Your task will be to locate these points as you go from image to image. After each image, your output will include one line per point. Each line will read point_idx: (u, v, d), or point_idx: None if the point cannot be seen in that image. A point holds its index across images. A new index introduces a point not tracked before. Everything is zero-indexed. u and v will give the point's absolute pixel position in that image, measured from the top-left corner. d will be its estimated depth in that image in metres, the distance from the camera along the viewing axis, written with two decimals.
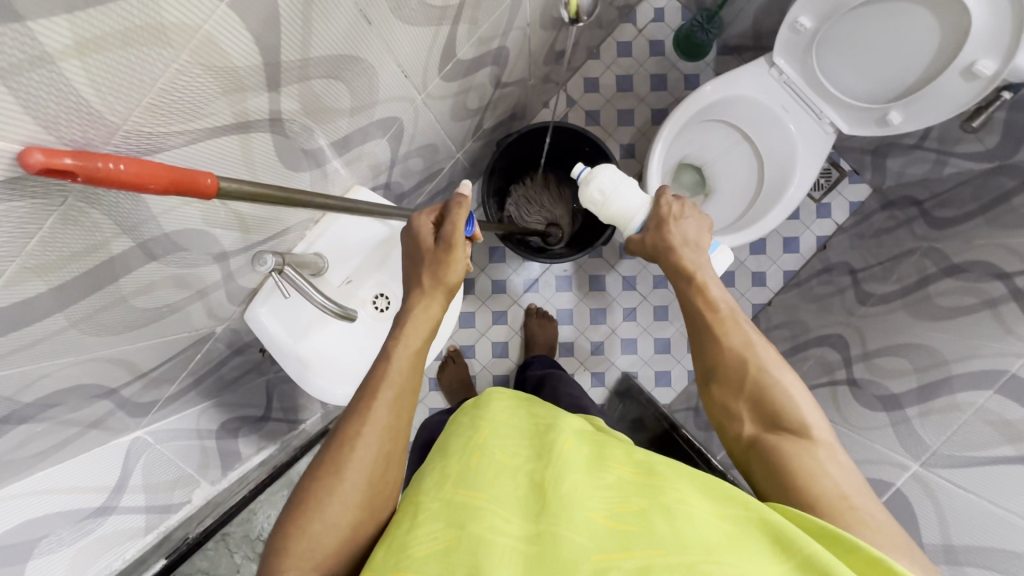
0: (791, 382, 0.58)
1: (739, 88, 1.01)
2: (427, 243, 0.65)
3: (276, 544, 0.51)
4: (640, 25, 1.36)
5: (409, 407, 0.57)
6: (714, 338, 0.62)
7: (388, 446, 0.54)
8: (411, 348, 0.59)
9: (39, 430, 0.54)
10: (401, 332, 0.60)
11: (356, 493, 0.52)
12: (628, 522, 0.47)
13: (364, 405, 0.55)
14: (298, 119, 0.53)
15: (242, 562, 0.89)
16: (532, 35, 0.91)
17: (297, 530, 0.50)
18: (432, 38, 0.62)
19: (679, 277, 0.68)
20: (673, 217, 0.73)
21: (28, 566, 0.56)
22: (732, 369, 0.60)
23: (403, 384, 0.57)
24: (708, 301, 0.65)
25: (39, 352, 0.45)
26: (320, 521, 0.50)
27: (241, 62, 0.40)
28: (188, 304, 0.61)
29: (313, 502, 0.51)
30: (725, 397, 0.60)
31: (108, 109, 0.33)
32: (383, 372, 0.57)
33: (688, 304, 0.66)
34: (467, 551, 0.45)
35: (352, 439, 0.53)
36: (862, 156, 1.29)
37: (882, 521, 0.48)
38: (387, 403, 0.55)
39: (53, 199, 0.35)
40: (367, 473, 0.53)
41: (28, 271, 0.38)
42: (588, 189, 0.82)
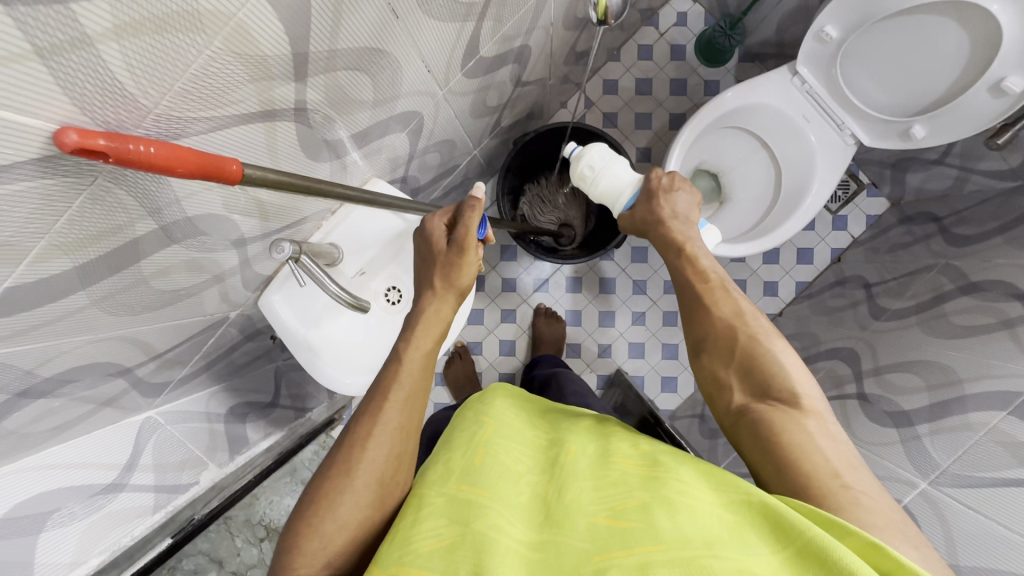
0: (780, 349, 0.58)
1: (761, 96, 1.00)
2: (441, 240, 0.66)
3: (288, 542, 0.51)
4: (661, 29, 1.35)
5: (419, 406, 0.57)
6: (705, 307, 0.63)
7: (398, 447, 0.55)
8: (422, 349, 0.60)
9: (56, 406, 0.55)
10: (412, 332, 0.61)
11: (367, 493, 0.53)
12: (628, 519, 0.47)
13: (376, 406, 0.55)
14: (322, 110, 0.53)
15: (243, 545, 0.90)
16: (555, 35, 0.91)
17: (308, 529, 0.51)
18: (457, 34, 0.62)
19: (670, 249, 0.68)
20: (663, 190, 0.73)
21: (39, 539, 0.57)
22: (722, 339, 0.60)
23: (414, 386, 0.57)
24: (699, 272, 0.65)
25: (60, 329, 0.46)
26: (332, 522, 0.51)
27: (270, 51, 0.40)
28: (204, 288, 0.62)
29: (325, 503, 0.52)
30: (714, 367, 0.60)
31: (142, 92, 0.33)
32: (394, 374, 0.57)
33: (679, 275, 0.66)
34: (471, 547, 0.46)
35: (363, 439, 0.54)
36: (882, 169, 1.27)
37: (875, 499, 0.49)
38: (398, 403, 0.56)
39: (84, 177, 0.35)
40: (378, 473, 0.53)
41: (56, 249, 0.38)
42: (578, 166, 0.84)
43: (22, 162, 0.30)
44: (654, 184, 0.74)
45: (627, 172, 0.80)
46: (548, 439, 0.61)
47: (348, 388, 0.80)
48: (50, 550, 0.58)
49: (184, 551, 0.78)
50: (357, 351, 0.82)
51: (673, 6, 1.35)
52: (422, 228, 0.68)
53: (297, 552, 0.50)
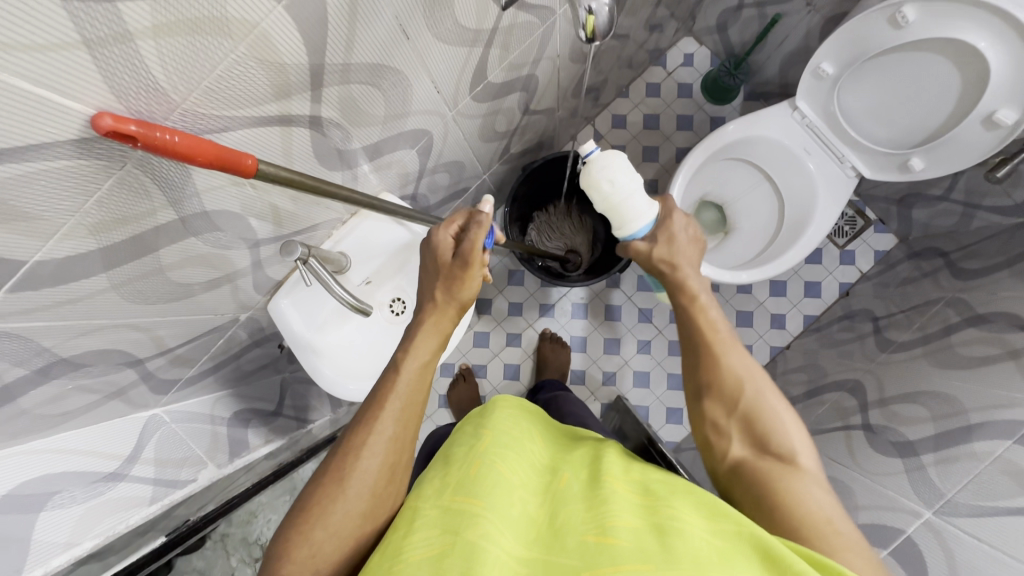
0: (779, 401, 0.58)
1: (763, 129, 1.03)
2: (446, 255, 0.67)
3: (279, 547, 0.52)
4: (668, 69, 1.42)
5: (412, 417, 0.58)
6: (708, 354, 0.60)
7: (392, 457, 0.56)
8: (420, 361, 0.61)
9: (68, 390, 0.58)
10: (411, 345, 0.62)
11: (359, 503, 0.53)
12: (618, 535, 0.45)
13: (372, 415, 0.57)
14: (337, 122, 0.58)
15: (237, 565, 0.88)
16: (561, 68, 0.96)
17: (297, 534, 0.52)
18: (465, 58, 0.67)
19: (675, 286, 0.65)
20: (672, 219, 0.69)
21: (40, 516, 0.58)
22: (727, 386, 0.58)
23: (410, 397, 0.59)
24: (706, 319, 0.62)
25: (79, 309, 0.50)
26: (323, 530, 0.52)
27: (289, 61, 0.45)
28: (216, 287, 0.66)
29: (317, 510, 0.53)
30: (715, 413, 0.59)
31: (172, 87, 0.38)
32: (392, 383, 0.59)
33: (684, 316, 0.64)
34: (459, 554, 0.43)
35: (358, 449, 0.55)
36: (889, 206, 1.28)
37: (865, 549, 0.49)
38: (393, 413, 0.57)
39: (114, 162, 0.39)
40: (370, 484, 0.54)
41: (84, 229, 0.42)
42: (591, 167, 0.68)
43: (61, 141, 0.35)
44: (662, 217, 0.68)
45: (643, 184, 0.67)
46: (546, 462, 0.60)
47: (350, 394, 0.82)
48: (48, 529, 0.58)
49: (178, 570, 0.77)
50: (359, 358, 0.84)
51: (679, 48, 1.41)
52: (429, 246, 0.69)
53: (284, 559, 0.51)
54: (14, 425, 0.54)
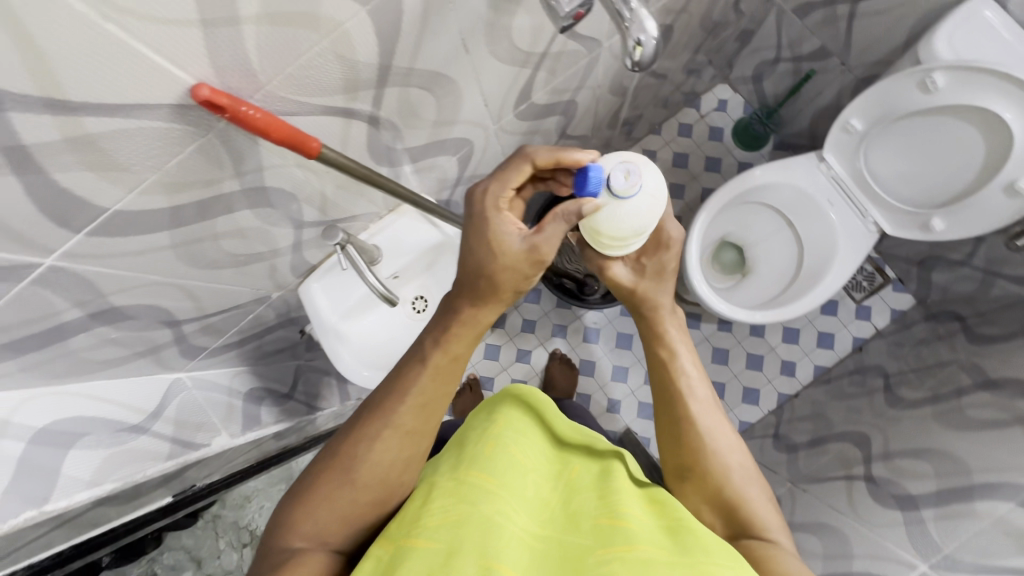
0: (750, 475, 0.57)
1: (789, 177, 1.06)
2: (511, 240, 0.55)
3: (283, 518, 0.53)
4: (702, 112, 1.47)
5: (433, 409, 0.57)
6: (689, 432, 0.58)
7: (408, 449, 0.55)
8: (448, 356, 0.56)
9: (111, 338, 0.62)
10: (445, 339, 0.57)
11: (366, 491, 0.54)
12: (628, 519, 0.46)
13: (392, 403, 0.56)
14: (391, 121, 0.62)
15: (225, 548, 0.84)
16: (601, 98, 1.01)
17: (307, 508, 0.53)
18: (514, 77, 0.72)
19: (651, 345, 0.62)
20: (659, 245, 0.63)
21: (71, 452, 0.61)
22: (703, 466, 0.57)
23: (433, 393, 0.56)
24: (685, 385, 0.60)
25: (139, 262, 0.54)
26: (329, 508, 0.53)
27: (362, 59, 0.50)
28: (259, 261, 0.70)
29: (324, 489, 0.53)
30: (694, 499, 0.57)
31: (261, 69, 0.42)
32: (416, 375, 0.56)
33: (660, 387, 0.61)
34: (476, 525, 0.44)
35: (373, 437, 0.54)
36: (909, 266, 1.30)
37: None
38: (414, 406, 0.56)
39: (200, 130, 0.44)
40: (382, 472, 0.54)
41: (159, 187, 0.47)
42: (614, 212, 0.57)
43: (163, 103, 0.39)
44: (653, 236, 0.63)
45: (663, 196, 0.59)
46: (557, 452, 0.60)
47: (366, 380, 0.86)
48: (78, 465, 0.61)
49: (168, 544, 0.77)
50: (379, 348, 0.88)
51: (715, 93, 1.47)
52: (475, 212, 0.56)
53: (292, 530, 0.52)
54: (59, 362, 0.59)
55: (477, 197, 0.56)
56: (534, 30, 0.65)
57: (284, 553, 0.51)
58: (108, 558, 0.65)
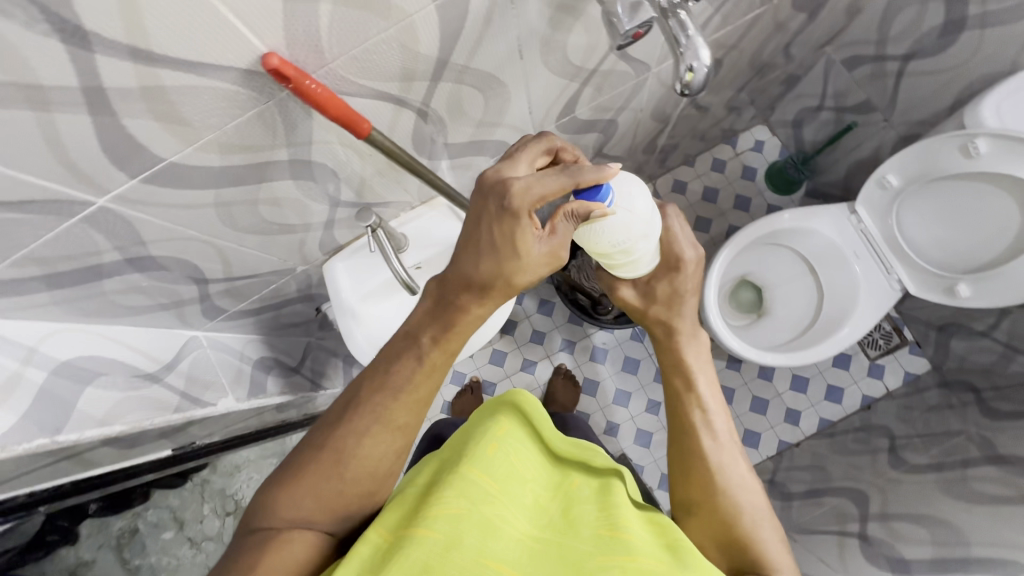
0: (764, 517, 0.54)
1: (817, 224, 1.06)
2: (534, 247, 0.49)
3: (264, 502, 0.49)
4: (737, 149, 1.47)
5: (424, 407, 0.51)
6: (699, 466, 0.56)
7: (398, 444, 0.50)
8: (447, 353, 0.51)
9: (142, 286, 0.64)
10: (445, 334, 0.50)
11: (353, 484, 0.49)
12: (630, 532, 0.45)
13: (383, 397, 0.50)
14: (439, 115, 0.64)
15: (208, 514, 0.83)
16: (641, 122, 1.03)
17: (290, 493, 0.49)
18: (561, 89, 0.73)
19: (670, 374, 0.60)
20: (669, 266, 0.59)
21: (87, 389, 0.62)
22: (713, 504, 0.54)
23: (427, 388, 0.51)
24: (699, 418, 0.57)
25: (182, 216, 0.56)
26: (314, 497, 0.49)
27: (423, 51, 0.52)
28: (291, 232, 0.72)
29: (309, 477, 0.49)
30: (699, 534, 0.54)
31: (328, 47, 0.44)
32: (410, 368, 0.50)
33: (675, 416, 0.58)
34: (477, 524, 0.43)
35: (362, 432, 0.49)
36: (928, 330, 1.28)
37: None
38: (406, 402, 0.50)
39: (263, 96, 0.46)
40: (371, 467, 0.50)
41: (214, 146, 0.49)
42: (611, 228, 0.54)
43: (234, 66, 0.42)
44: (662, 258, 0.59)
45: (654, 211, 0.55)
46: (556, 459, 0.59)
47: None
48: (92, 403, 0.62)
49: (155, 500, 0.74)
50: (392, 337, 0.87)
51: (753, 133, 1.47)
52: (507, 206, 0.47)
53: (272, 511, 0.48)
54: (91, 301, 0.61)
55: (515, 190, 0.47)
56: (589, 47, 0.66)
57: (265, 534, 0.47)
58: (95, 505, 0.64)
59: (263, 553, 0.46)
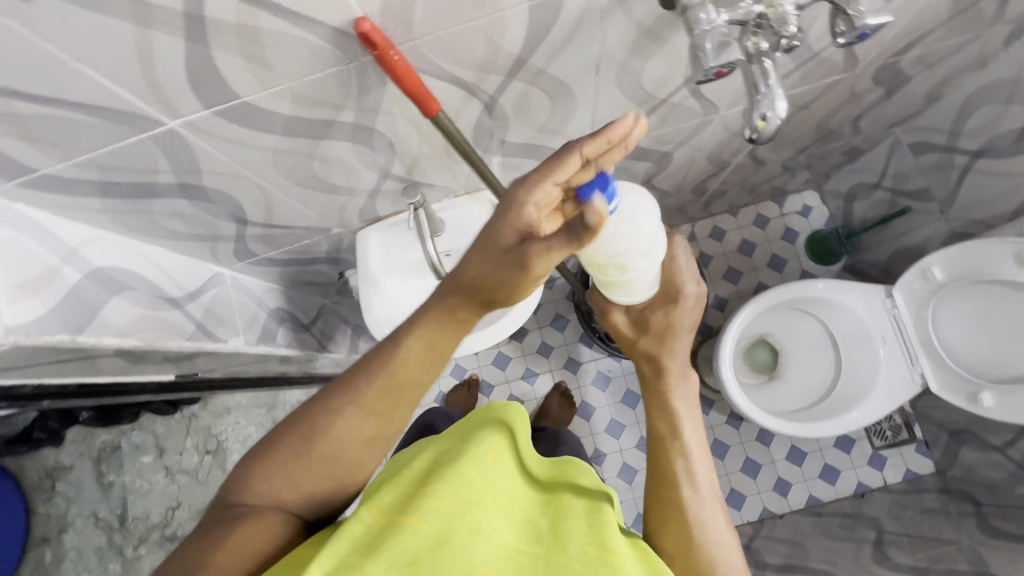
0: None
1: (851, 300, 1.04)
2: (522, 231, 0.43)
3: (239, 472, 0.46)
4: (783, 210, 1.46)
5: (399, 396, 0.46)
6: (681, 521, 0.52)
7: (372, 431, 0.47)
8: (429, 334, 0.46)
9: (186, 213, 0.66)
10: (421, 320, 0.46)
11: (325, 465, 0.46)
12: (619, 556, 0.44)
13: (356, 379, 0.46)
14: (504, 112, 0.65)
15: (189, 448, 1.14)
16: (695, 162, 1.02)
17: (262, 466, 0.46)
18: (626, 113, 0.74)
19: (655, 410, 0.58)
20: (668, 298, 0.59)
21: (111, 299, 0.62)
22: (683, 560, 0.51)
23: (402, 380, 0.46)
24: (684, 468, 0.55)
25: (241, 155, 0.58)
26: (286, 472, 0.45)
27: (505, 47, 0.53)
28: (336, 194, 0.74)
29: (284, 452, 0.46)
30: None
31: (419, 24, 0.46)
32: (387, 353, 0.46)
33: (660, 457, 0.56)
34: (468, 527, 0.42)
35: (337, 411, 0.46)
36: (939, 432, 1.25)
37: None
38: (376, 388, 0.46)
39: (345, 58, 0.47)
40: (342, 451, 0.46)
41: (287, 95, 0.50)
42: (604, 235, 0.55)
43: (326, 24, 0.43)
44: (663, 288, 0.60)
45: (654, 228, 0.56)
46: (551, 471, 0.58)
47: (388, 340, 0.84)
48: (114, 314, 0.62)
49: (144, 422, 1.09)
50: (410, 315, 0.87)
51: (803, 197, 1.46)
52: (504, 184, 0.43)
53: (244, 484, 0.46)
54: (135, 216, 0.63)
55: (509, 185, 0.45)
56: (664, 76, 0.66)
57: (236, 512, 0.44)
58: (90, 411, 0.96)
59: (228, 531, 0.42)
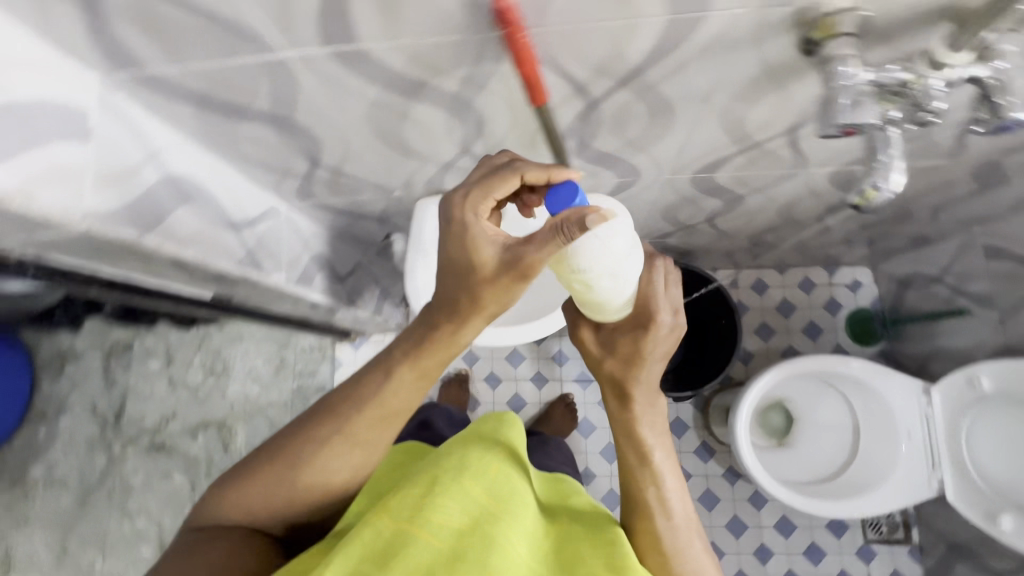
0: None
1: (883, 388, 1.02)
2: (494, 254, 0.51)
3: (228, 491, 0.54)
4: (832, 280, 1.43)
5: (388, 420, 0.54)
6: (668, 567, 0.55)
7: (357, 455, 0.54)
8: (415, 370, 0.53)
9: (266, 143, 0.67)
10: (416, 354, 0.53)
11: (316, 483, 0.53)
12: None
13: (345, 412, 0.53)
14: (600, 119, 0.64)
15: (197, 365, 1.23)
16: (763, 212, 1.00)
17: (249, 488, 0.53)
18: (717, 148, 0.72)
19: (630, 453, 0.58)
20: (641, 323, 0.56)
21: (181, 209, 0.63)
22: None
23: (393, 410, 0.53)
24: (664, 516, 0.56)
25: (338, 99, 0.58)
26: (273, 491, 0.53)
27: (626, 55, 0.51)
28: (411, 159, 0.74)
29: (271, 476, 0.53)
30: None
31: (556, 13, 0.45)
32: (375, 390, 0.53)
33: (637, 498, 0.57)
34: (480, 542, 0.45)
35: (320, 442, 0.53)
36: (940, 543, 1.18)
37: None
38: (365, 420, 0.53)
39: (471, 29, 0.47)
40: (329, 473, 0.53)
41: (403, 51, 0.50)
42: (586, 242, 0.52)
43: None
44: (639, 313, 0.56)
45: (630, 249, 0.52)
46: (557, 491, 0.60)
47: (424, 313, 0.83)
48: (181, 224, 0.63)
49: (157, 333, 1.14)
50: None
51: (856, 272, 1.42)
52: (452, 218, 0.53)
53: (235, 498, 0.53)
54: (219, 134, 0.64)
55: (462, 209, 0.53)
56: (769, 119, 0.64)
57: (224, 528, 0.53)
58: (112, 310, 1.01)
59: (222, 542, 0.51)
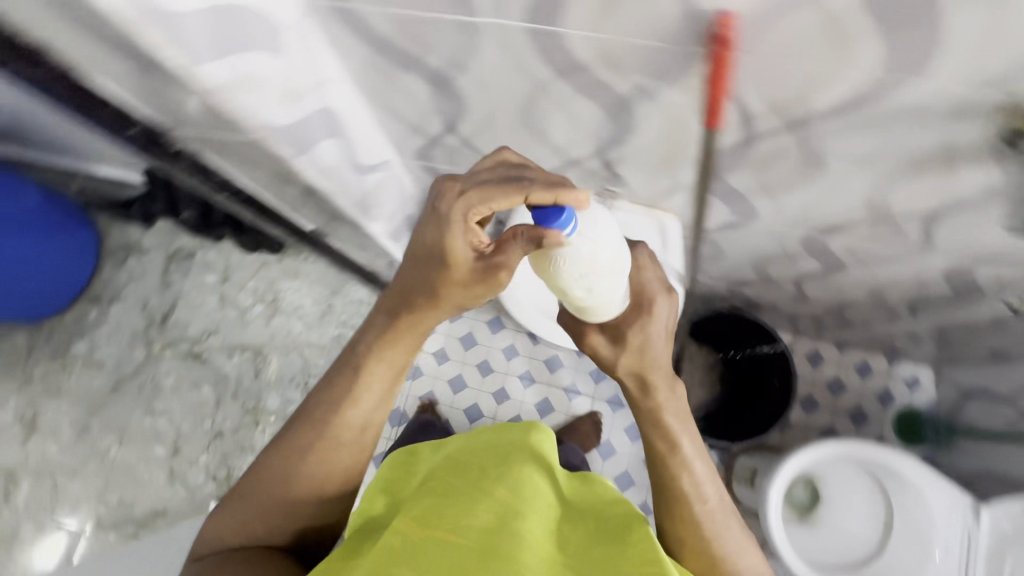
0: None
1: (932, 488, 0.92)
2: (464, 255, 0.52)
3: (231, 526, 0.58)
4: (892, 372, 1.38)
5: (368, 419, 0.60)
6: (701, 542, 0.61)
7: (351, 439, 0.60)
8: (396, 345, 0.58)
9: (416, 99, 0.68)
10: (387, 342, 0.58)
11: (327, 478, 0.59)
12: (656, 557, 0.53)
13: (330, 412, 0.59)
14: (746, 155, 0.64)
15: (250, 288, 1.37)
16: (854, 287, 0.98)
17: (254, 515, 0.58)
18: (847, 213, 0.71)
19: (656, 459, 0.63)
20: (638, 306, 0.60)
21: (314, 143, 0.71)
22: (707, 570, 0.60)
23: (372, 412, 0.60)
24: (696, 501, 0.61)
25: (506, 74, 0.59)
26: (285, 501, 0.58)
27: (812, 101, 0.51)
28: (541, 147, 0.74)
29: (278, 493, 0.58)
30: None
31: (772, 45, 0.46)
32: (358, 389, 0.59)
33: (672, 486, 0.62)
34: (505, 536, 0.52)
35: (307, 449, 0.59)
36: None
37: None
38: (355, 412, 0.59)
39: (679, 40, 0.47)
40: (332, 464, 0.59)
41: (597, 45, 0.51)
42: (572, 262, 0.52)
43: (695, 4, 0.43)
44: (637, 298, 0.60)
45: (619, 248, 0.54)
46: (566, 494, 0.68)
47: None
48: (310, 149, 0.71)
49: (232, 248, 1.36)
50: None
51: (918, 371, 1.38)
52: (439, 208, 0.52)
53: (239, 525, 0.58)
54: (378, 80, 0.66)
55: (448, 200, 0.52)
56: (918, 198, 0.63)
57: (230, 554, 0.56)
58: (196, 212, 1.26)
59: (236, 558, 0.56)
